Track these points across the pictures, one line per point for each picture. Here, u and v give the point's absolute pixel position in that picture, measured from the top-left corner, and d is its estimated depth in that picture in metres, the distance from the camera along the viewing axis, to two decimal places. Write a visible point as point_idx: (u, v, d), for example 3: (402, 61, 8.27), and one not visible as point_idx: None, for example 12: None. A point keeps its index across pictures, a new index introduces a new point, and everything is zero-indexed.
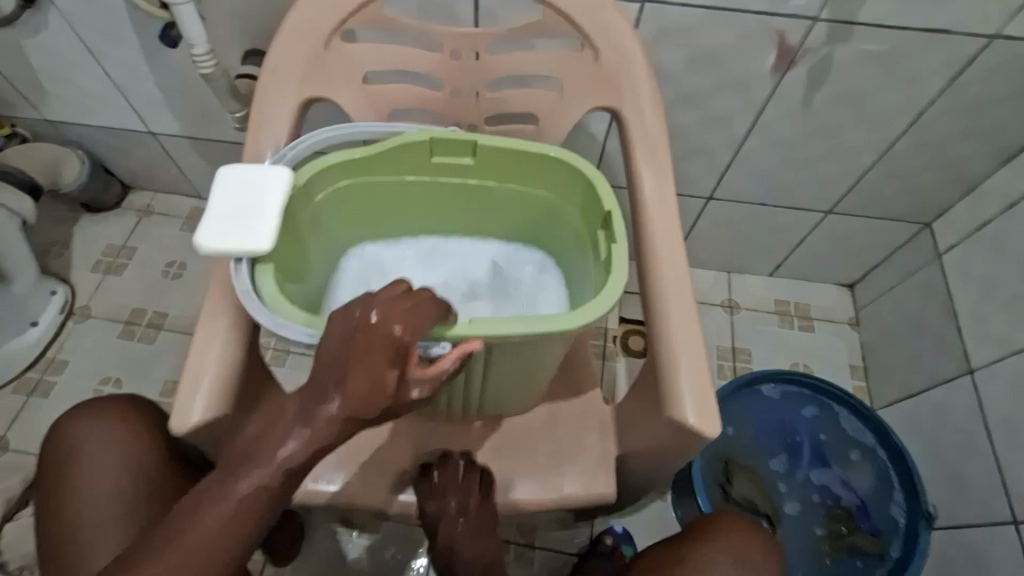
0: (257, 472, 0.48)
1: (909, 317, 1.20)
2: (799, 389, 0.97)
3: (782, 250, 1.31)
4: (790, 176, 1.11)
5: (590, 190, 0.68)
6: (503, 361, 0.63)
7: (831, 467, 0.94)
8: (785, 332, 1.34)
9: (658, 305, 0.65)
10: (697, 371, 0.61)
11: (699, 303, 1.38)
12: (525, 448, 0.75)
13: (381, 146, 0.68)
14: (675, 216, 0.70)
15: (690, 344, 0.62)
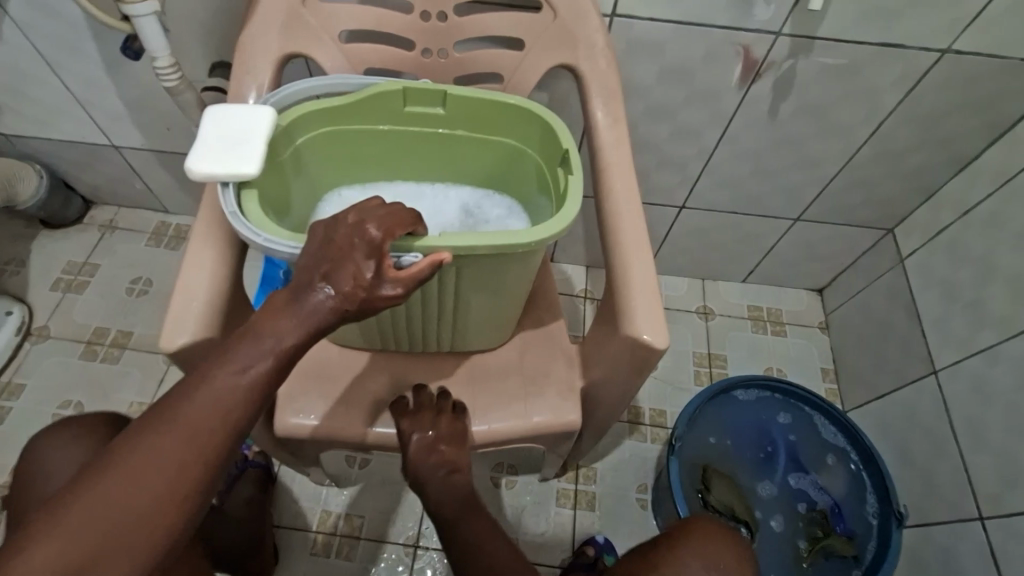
0: (257, 351, 0.49)
1: (876, 321, 1.23)
2: (774, 393, 0.98)
3: (753, 258, 1.34)
4: (759, 185, 1.13)
5: (548, 133, 0.71)
6: (472, 285, 0.66)
7: (806, 472, 0.95)
8: (758, 338, 1.37)
9: (612, 238, 0.70)
10: (653, 303, 0.66)
11: (675, 311, 1.40)
12: (496, 378, 0.80)
13: (357, 95, 0.71)
14: (628, 157, 0.74)
15: (644, 270, 0.68)
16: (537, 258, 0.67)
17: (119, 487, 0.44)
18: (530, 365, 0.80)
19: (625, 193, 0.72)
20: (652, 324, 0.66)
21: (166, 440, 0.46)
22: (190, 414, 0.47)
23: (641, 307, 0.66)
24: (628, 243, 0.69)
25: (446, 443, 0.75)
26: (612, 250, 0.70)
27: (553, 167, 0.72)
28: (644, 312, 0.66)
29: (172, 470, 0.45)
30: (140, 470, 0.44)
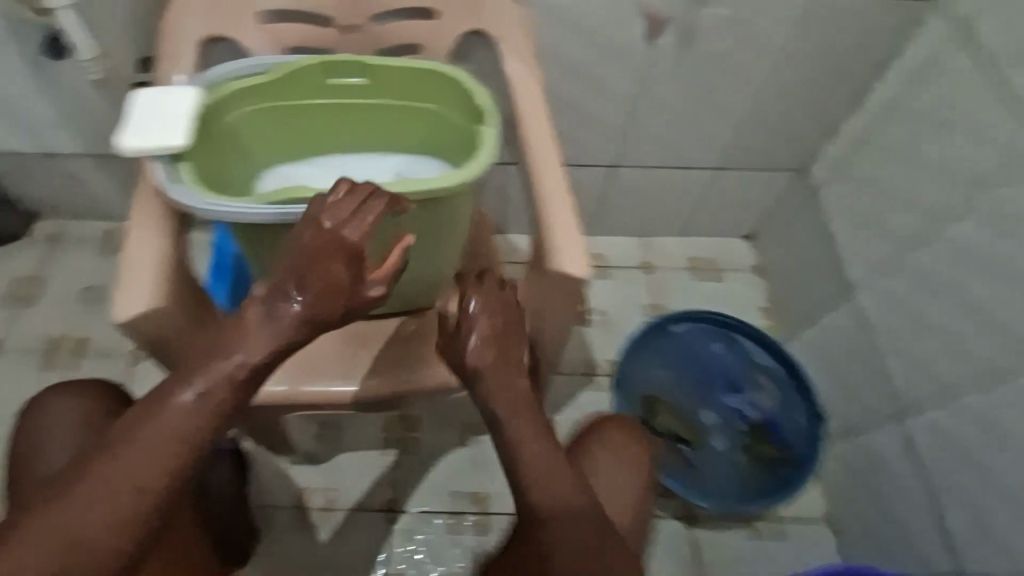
0: (230, 364, 0.55)
1: (800, 256, 1.32)
2: (708, 324, 1.05)
3: (685, 210, 1.42)
4: (681, 137, 1.22)
5: (464, 92, 0.77)
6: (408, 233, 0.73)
7: (741, 391, 1.03)
8: (698, 285, 1.46)
9: (536, 187, 0.76)
10: (575, 240, 0.74)
11: (619, 268, 1.48)
12: None
13: (282, 70, 0.76)
14: (542, 109, 0.80)
15: (565, 214, 0.75)
16: (462, 204, 0.74)
17: (103, 483, 0.51)
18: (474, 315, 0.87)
19: (542, 142, 0.78)
20: (574, 256, 0.73)
21: (144, 442, 0.52)
22: (162, 423, 0.53)
23: (563, 242, 0.73)
24: (550, 186, 0.76)
25: (514, 361, 0.67)
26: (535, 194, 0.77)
27: (470, 124, 0.78)
28: (567, 247, 0.73)
29: (146, 472, 0.52)
30: (120, 468, 0.51)
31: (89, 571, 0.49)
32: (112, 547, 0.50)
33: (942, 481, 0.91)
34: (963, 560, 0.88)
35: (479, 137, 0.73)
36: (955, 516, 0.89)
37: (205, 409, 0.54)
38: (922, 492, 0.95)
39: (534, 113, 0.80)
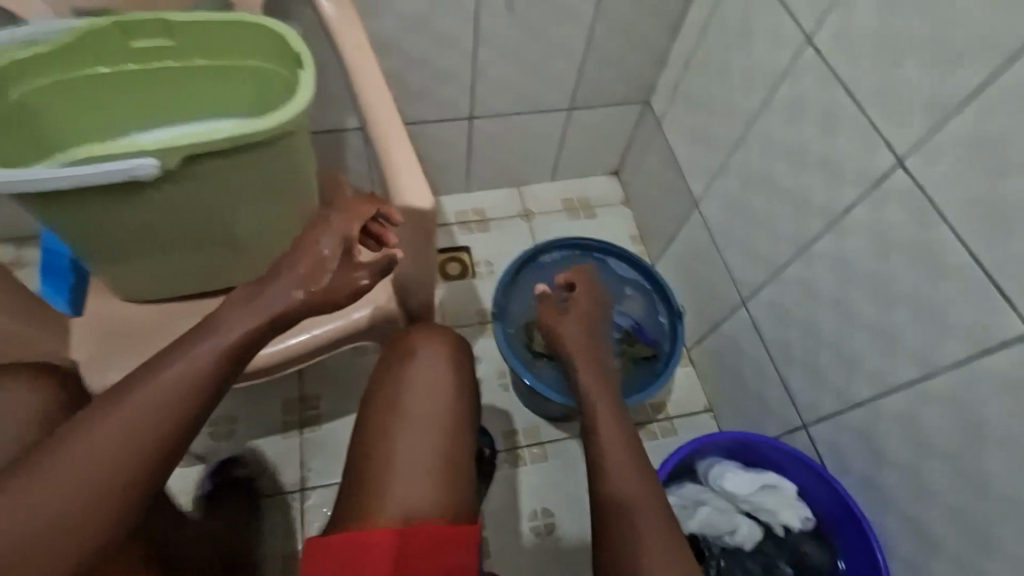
0: (240, 327, 0.61)
1: (655, 179, 1.42)
2: (575, 249, 1.12)
3: (550, 153, 1.49)
4: (528, 81, 1.27)
5: (280, 43, 0.75)
6: (240, 187, 0.74)
7: (610, 305, 1.10)
8: (574, 224, 1.54)
9: (375, 132, 0.79)
10: (416, 175, 0.76)
11: (499, 220, 1.53)
12: None
13: (66, 36, 0.69)
14: (372, 61, 0.84)
15: (403, 154, 0.77)
16: (297, 152, 0.76)
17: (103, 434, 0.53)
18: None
19: (380, 98, 0.81)
20: (415, 192, 0.74)
21: (145, 397, 0.55)
22: (167, 384, 0.56)
23: (404, 179, 0.75)
24: (391, 136, 0.79)
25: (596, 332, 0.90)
26: (378, 147, 0.79)
27: (292, 76, 0.77)
28: (409, 184, 0.75)
29: (138, 428, 0.54)
30: (113, 433, 0.53)
31: (88, 510, 0.51)
32: (100, 492, 0.51)
33: (779, 347, 1.03)
34: (802, 412, 1.00)
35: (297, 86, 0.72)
36: (791, 376, 1.01)
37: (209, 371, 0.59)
38: (768, 363, 1.07)
39: (367, 72, 0.83)
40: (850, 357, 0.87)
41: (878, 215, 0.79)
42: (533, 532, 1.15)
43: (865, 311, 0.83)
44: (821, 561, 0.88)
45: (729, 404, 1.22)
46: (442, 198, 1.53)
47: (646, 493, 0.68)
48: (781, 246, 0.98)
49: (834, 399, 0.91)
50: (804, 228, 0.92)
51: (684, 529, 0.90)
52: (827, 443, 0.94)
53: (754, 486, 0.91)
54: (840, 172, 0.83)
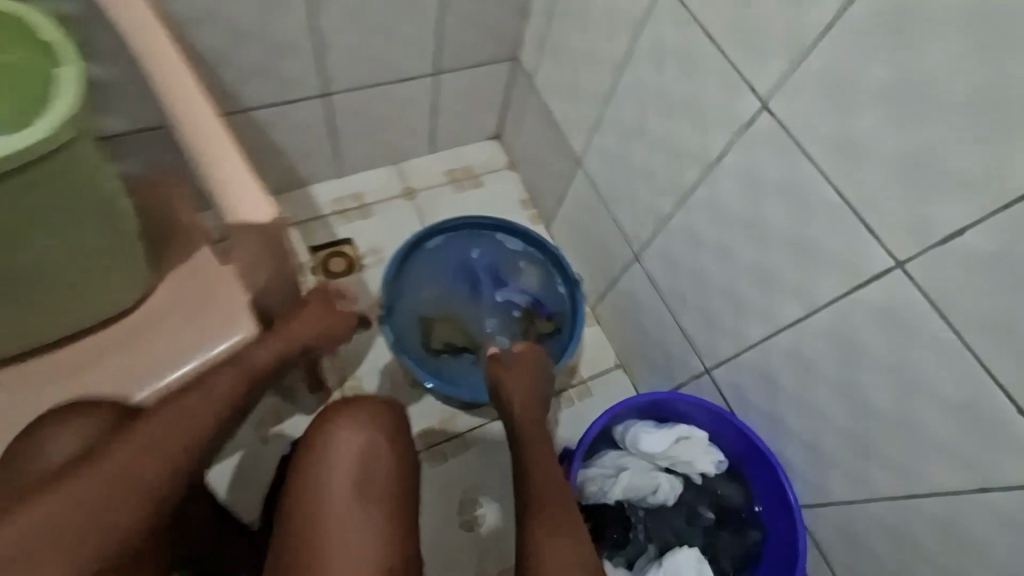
0: (231, 375, 0.67)
1: (536, 139, 1.36)
2: (461, 231, 1.05)
3: (424, 123, 1.37)
4: (381, 47, 1.13)
5: (23, 35, 0.59)
6: (14, 225, 0.60)
7: (507, 283, 1.06)
8: (462, 196, 1.45)
9: (184, 133, 0.66)
10: (248, 184, 0.64)
11: (380, 203, 1.40)
12: (159, 333, 0.76)
13: None
14: (171, 47, 0.69)
15: (222, 153, 0.65)
16: (94, 172, 0.62)
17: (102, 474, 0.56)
18: (191, 295, 0.78)
19: (188, 93, 0.67)
20: (248, 204, 0.63)
21: (146, 439, 0.59)
22: (166, 429, 0.60)
23: (233, 189, 0.63)
24: (207, 135, 0.65)
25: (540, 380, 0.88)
26: (194, 152, 0.65)
27: (43, 72, 0.60)
28: (241, 196, 0.63)
29: (134, 471, 0.57)
30: (122, 459, 0.57)
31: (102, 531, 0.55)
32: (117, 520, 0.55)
33: (674, 298, 1.03)
34: (703, 358, 1.01)
35: (57, 83, 0.57)
36: (690, 326, 1.02)
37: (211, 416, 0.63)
38: (667, 314, 1.07)
39: (167, 63, 0.68)
40: (739, 302, 0.88)
41: (748, 159, 0.78)
42: (466, 525, 1.09)
43: (747, 255, 0.84)
44: (739, 500, 0.91)
45: (637, 358, 1.23)
46: (311, 186, 1.37)
47: (571, 543, 0.67)
48: (664, 198, 0.97)
49: (730, 343, 0.93)
50: (682, 178, 0.91)
51: (608, 500, 0.90)
52: (729, 385, 0.96)
53: (669, 441, 0.92)
54: (710, 118, 0.82)
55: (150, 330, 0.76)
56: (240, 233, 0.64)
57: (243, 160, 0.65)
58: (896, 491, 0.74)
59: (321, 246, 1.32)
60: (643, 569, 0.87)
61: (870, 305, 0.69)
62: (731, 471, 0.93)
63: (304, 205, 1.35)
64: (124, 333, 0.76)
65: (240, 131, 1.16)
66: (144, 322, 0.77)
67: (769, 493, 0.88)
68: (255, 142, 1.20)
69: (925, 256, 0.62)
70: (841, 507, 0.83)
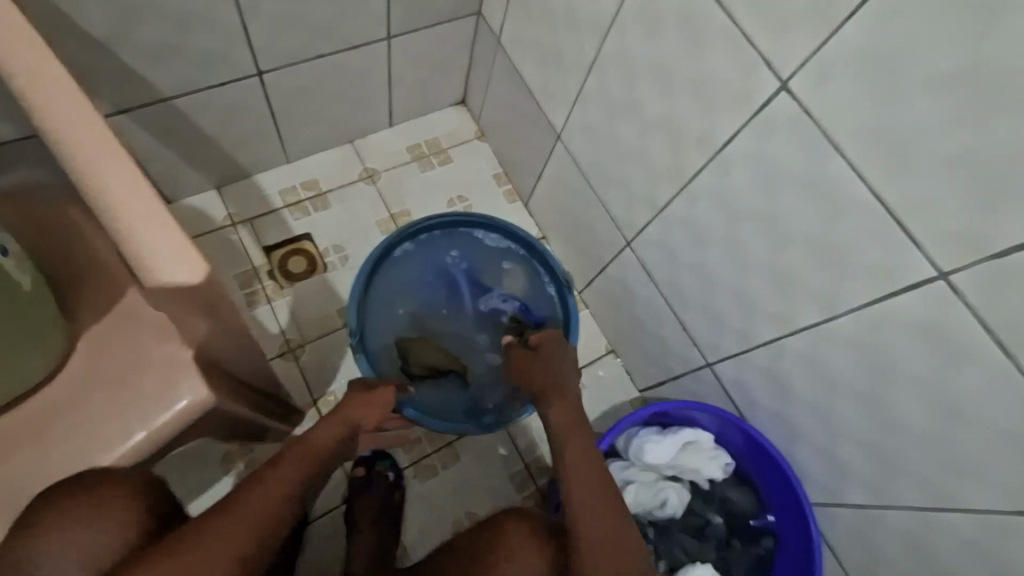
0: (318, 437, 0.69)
1: (507, 107, 1.21)
2: (436, 237, 1.04)
3: (379, 94, 1.20)
4: (320, 11, 0.95)
5: None
6: None
7: (489, 289, 1.04)
8: (429, 175, 1.31)
9: (70, 163, 0.50)
10: (168, 230, 0.49)
11: (338, 189, 1.24)
12: (80, 408, 0.62)
13: None
14: (38, 42, 0.52)
15: (119, 187, 0.49)
16: None
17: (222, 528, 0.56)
18: (116, 365, 0.63)
19: (81, 111, 0.51)
20: (170, 259, 0.49)
21: (256, 494, 0.60)
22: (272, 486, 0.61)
23: (145, 240, 0.49)
24: (104, 166, 0.50)
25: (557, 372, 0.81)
26: (88, 189, 0.50)
27: None
28: (157, 248, 0.49)
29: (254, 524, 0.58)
30: (230, 529, 0.57)
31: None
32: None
33: (672, 290, 0.95)
34: (704, 352, 0.94)
35: None
36: (691, 319, 0.94)
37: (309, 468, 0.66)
38: (663, 305, 0.99)
39: (45, 70, 0.52)
40: (749, 300, 0.80)
41: (764, 146, 0.67)
42: None
43: (758, 252, 0.75)
44: (748, 505, 0.88)
45: (630, 346, 1.16)
46: (257, 176, 1.21)
47: None
48: (660, 183, 0.86)
49: (736, 341, 0.86)
50: (681, 162, 0.80)
51: None
52: (734, 382, 0.90)
53: (674, 449, 0.86)
54: (715, 97, 0.70)
55: (65, 414, 0.62)
56: (167, 293, 0.51)
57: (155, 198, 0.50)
58: (921, 500, 0.70)
59: (277, 245, 1.17)
60: None
61: (902, 316, 0.62)
62: (740, 475, 0.89)
63: (250, 199, 1.19)
64: (32, 421, 0.61)
65: (163, 121, 0.98)
66: (56, 404, 0.62)
67: (780, 498, 0.84)
68: (183, 132, 1.02)
69: (974, 267, 0.54)
70: (856, 509, 0.80)
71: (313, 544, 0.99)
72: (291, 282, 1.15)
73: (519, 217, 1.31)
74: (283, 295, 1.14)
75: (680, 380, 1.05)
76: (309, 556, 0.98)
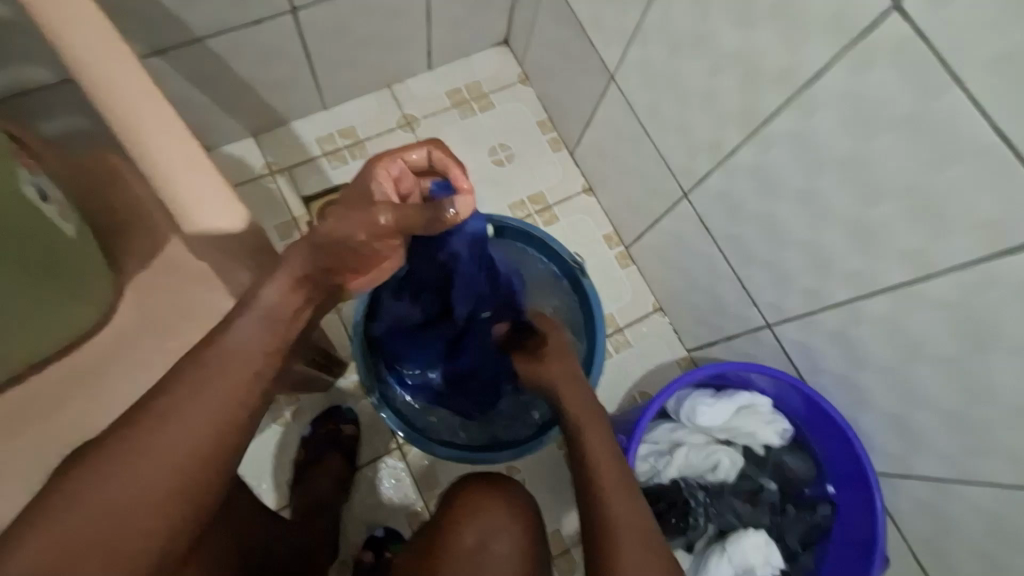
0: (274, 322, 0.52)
1: (554, 46, 1.12)
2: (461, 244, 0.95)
3: (418, 35, 1.14)
4: None
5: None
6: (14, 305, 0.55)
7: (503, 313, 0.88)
8: (469, 122, 1.24)
9: (126, 127, 0.49)
10: (205, 177, 0.49)
11: (377, 137, 1.20)
12: (129, 357, 0.63)
13: None
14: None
15: (185, 153, 0.49)
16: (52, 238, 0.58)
17: (133, 470, 0.46)
18: (150, 319, 0.64)
19: (124, 68, 0.50)
20: (211, 207, 0.49)
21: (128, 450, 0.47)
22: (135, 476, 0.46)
23: (185, 187, 0.49)
24: (142, 117, 0.49)
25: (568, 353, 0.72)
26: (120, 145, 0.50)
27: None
28: (191, 191, 0.49)
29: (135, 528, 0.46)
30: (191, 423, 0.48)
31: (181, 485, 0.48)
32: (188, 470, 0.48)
33: (733, 246, 0.88)
34: (765, 312, 0.89)
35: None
36: (750, 277, 0.88)
37: (204, 435, 0.49)
38: (721, 261, 0.93)
39: (70, 10, 0.49)
40: (825, 260, 0.74)
41: (859, 77, 0.59)
42: None
43: (839, 205, 0.68)
44: (804, 471, 0.84)
45: (680, 304, 1.10)
46: (294, 123, 1.17)
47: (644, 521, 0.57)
48: (726, 128, 0.79)
49: (805, 302, 0.80)
50: (755, 102, 0.72)
51: (660, 480, 0.82)
52: (798, 345, 0.85)
53: (728, 413, 0.83)
54: (801, 24, 0.62)
55: (112, 361, 0.62)
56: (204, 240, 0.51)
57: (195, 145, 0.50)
58: (1009, 478, 0.65)
59: (316, 195, 1.14)
60: (704, 553, 0.81)
61: (1015, 278, 0.55)
62: (795, 440, 0.85)
63: (287, 148, 1.16)
64: (77, 371, 0.62)
65: (200, 65, 0.94)
66: (106, 352, 0.62)
67: (840, 464, 0.80)
68: (217, 77, 0.98)
69: None
70: (930, 483, 0.75)
71: (359, 494, 0.98)
72: None
73: (563, 167, 1.24)
74: None
75: (733, 341, 1.00)
76: (354, 504, 0.98)
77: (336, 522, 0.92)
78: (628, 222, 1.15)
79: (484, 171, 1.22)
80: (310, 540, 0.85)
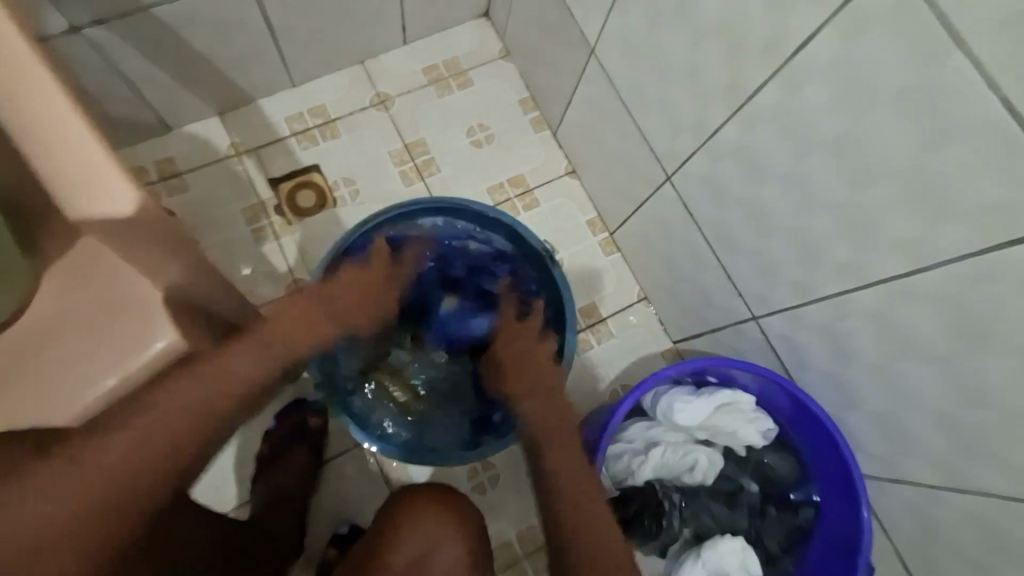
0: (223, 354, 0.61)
1: (534, 18, 1.05)
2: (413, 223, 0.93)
3: (391, 6, 1.07)
4: None
5: None
6: None
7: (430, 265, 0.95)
8: (447, 100, 1.18)
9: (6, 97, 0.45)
10: (98, 167, 0.47)
11: (349, 116, 1.14)
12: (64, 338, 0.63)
13: None
14: None
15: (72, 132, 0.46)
16: None
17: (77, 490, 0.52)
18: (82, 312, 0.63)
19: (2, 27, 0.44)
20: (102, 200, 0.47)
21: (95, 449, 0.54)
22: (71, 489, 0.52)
23: (72, 171, 0.47)
24: (31, 96, 0.46)
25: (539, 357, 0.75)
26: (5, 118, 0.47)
27: None
28: (85, 177, 0.47)
29: (52, 538, 0.50)
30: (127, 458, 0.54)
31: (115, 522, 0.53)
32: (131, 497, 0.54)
33: (716, 231, 0.83)
34: (750, 304, 0.84)
35: None
36: (735, 266, 0.83)
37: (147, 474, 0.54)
38: (705, 248, 0.87)
39: None
40: (811, 247, 0.68)
41: (850, 46, 0.53)
42: (477, 489, 0.97)
43: (829, 190, 0.62)
44: (789, 471, 0.79)
45: (665, 293, 1.05)
46: (260, 101, 1.11)
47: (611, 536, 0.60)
48: (709, 104, 0.72)
49: (792, 293, 0.75)
50: (739, 76, 0.66)
51: (636, 480, 0.78)
52: (784, 338, 0.80)
53: (709, 411, 0.78)
54: None
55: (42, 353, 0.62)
56: (101, 227, 0.50)
57: (87, 124, 0.47)
58: (1006, 486, 0.60)
59: (284, 177, 1.09)
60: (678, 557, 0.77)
61: (1017, 267, 0.50)
62: (779, 438, 0.80)
63: (254, 126, 1.10)
64: (9, 360, 0.62)
65: (150, 37, 0.88)
66: (37, 342, 0.63)
67: (826, 464, 0.75)
68: (171, 50, 0.92)
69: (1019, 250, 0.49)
70: (922, 488, 0.70)
71: (326, 489, 0.95)
72: (298, 219, 1.07)
73: (546, 148, 1.18)
74: (289, 232, 1.07)
75: (718, 333, 0.95)
76: (321, 498, 0.94)
77: (299, 518, 0.88)
78: (612, 206, 1.09)
79: (461, 152, 1.16)
80: (268, 539, 0.81)
